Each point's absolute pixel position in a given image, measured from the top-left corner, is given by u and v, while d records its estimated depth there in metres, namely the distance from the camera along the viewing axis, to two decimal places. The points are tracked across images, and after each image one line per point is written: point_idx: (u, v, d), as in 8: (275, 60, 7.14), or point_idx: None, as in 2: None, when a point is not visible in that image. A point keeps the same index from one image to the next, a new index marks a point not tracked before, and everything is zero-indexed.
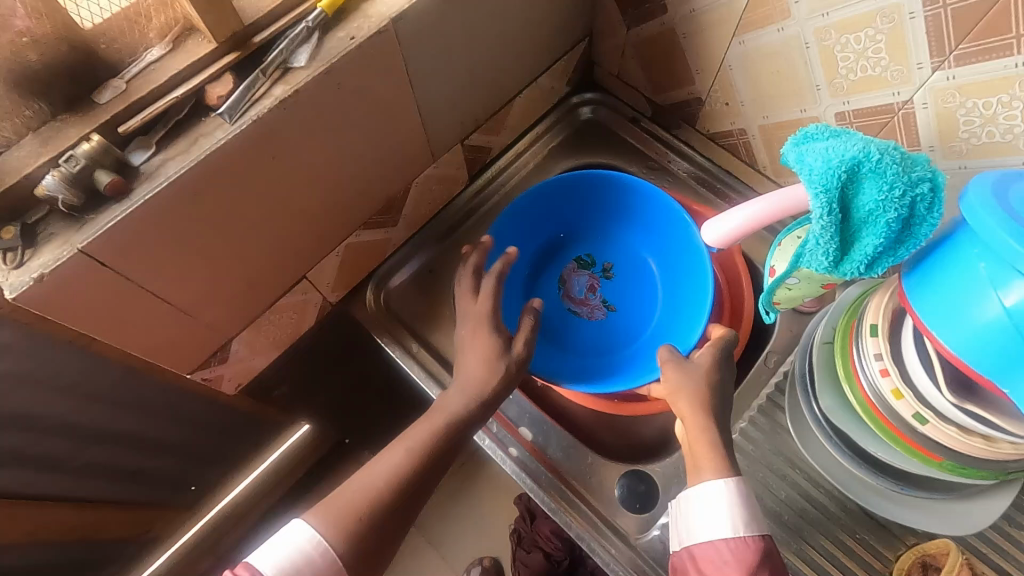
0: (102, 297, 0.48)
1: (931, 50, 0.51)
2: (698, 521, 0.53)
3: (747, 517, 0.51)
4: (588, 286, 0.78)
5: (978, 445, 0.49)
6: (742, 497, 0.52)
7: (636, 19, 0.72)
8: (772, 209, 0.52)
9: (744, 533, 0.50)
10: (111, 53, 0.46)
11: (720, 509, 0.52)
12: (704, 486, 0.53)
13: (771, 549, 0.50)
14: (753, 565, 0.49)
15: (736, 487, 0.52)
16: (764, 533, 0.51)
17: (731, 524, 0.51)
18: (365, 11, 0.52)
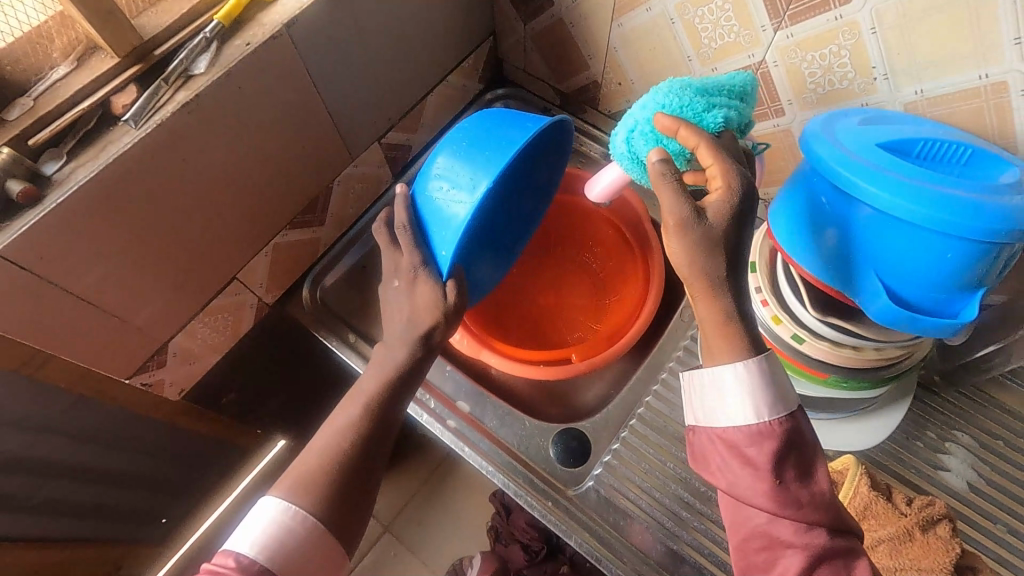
0: (26, 301, 0.51)
1: (768, 13, 0.57)
2: (718, 408, 0.49)
3: (773, 398, 0.47)
4: None
5: (848, 355, 0.55)
6: (766, 379, 0.47)
7: (529, 14, 0.79)
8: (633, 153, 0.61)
9: (767, 417, 0.47)
10: (16, 74, 0.49)
11: (739, 396, 0.47)
12: (730, 373, 0.47)
13: (798, 428, 0.47)
14: (780, 453, 0.45)
15: (759, 372, 0.47)
16: (791, 410, 0.47)
17: (755, 408, 0.47)
18: (260, 21, 0.57)
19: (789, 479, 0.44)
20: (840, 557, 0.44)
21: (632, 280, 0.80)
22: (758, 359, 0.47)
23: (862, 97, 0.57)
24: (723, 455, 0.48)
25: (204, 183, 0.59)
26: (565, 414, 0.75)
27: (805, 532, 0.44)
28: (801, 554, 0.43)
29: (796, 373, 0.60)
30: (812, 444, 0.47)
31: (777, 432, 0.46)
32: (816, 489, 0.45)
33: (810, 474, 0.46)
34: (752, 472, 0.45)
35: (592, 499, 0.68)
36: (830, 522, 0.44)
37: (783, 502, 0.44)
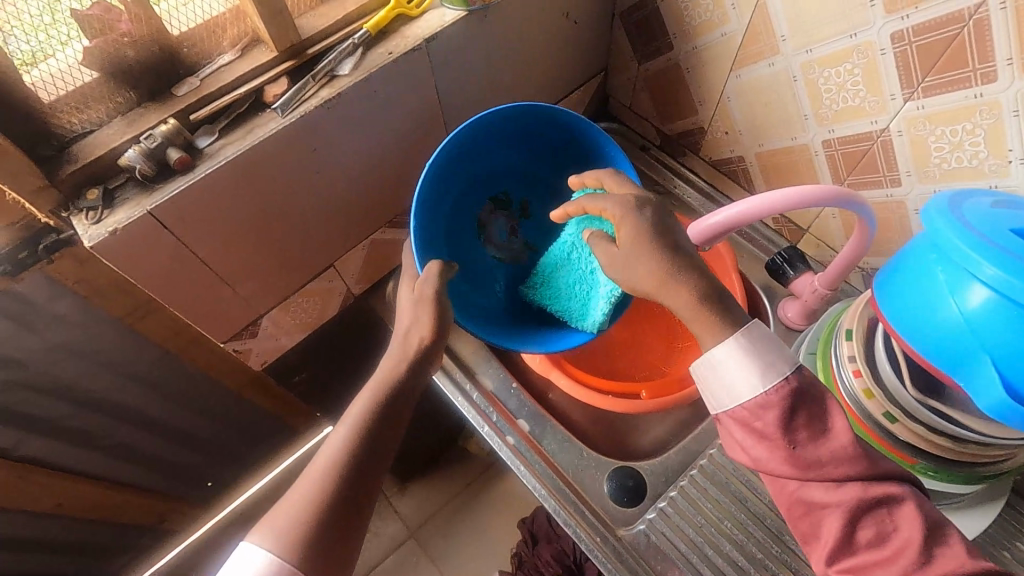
0: (159, 257, 0.56)
1: (901, 82, 0.56)
2: (723, 386, 0.49)
3: (762, 366, 0.48)
4: (507, 229, 0.74)
5: (944, 444, 0.52)
6: (751, 348, 0.49)
7: (645, 55, 0.81)
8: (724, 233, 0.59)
9: (769, 383, 0.47)
10: (190, 55, 0.55)
11: (737, 370, 0.48)
12: (719, 351, 0.49)
13: (802, 388, 0.47)
14: (789, 414, 0.46)
15: (744, 343, 0.49)
16: (785, 375, 0.47)
17: (751, 382, 0.48)
18: (403, 33, 0.61)
19: (803, 442, 0.45)
20: (877, 506, 0.43)
21: None
22: (737, 334, 0.49)
23: (992, 178, 0.55)
24: (744, 435, 0.48)
25: (328, 175, 0.63)
26: (622, 452, 0.74)
27: (834, 490, 0.44)
28: (840, 513, 0.43)
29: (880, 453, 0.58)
30: (819, 399, 0.47)
31: (779, 397, 0.46)
32: (833, 443, 0.45)
33: (823, 430, 0.46)
34: (768, 444, 0.46)
35: (641, 543, 0.66)
36: (860, 472, 0.44)
37: (806, 467, 0.45)
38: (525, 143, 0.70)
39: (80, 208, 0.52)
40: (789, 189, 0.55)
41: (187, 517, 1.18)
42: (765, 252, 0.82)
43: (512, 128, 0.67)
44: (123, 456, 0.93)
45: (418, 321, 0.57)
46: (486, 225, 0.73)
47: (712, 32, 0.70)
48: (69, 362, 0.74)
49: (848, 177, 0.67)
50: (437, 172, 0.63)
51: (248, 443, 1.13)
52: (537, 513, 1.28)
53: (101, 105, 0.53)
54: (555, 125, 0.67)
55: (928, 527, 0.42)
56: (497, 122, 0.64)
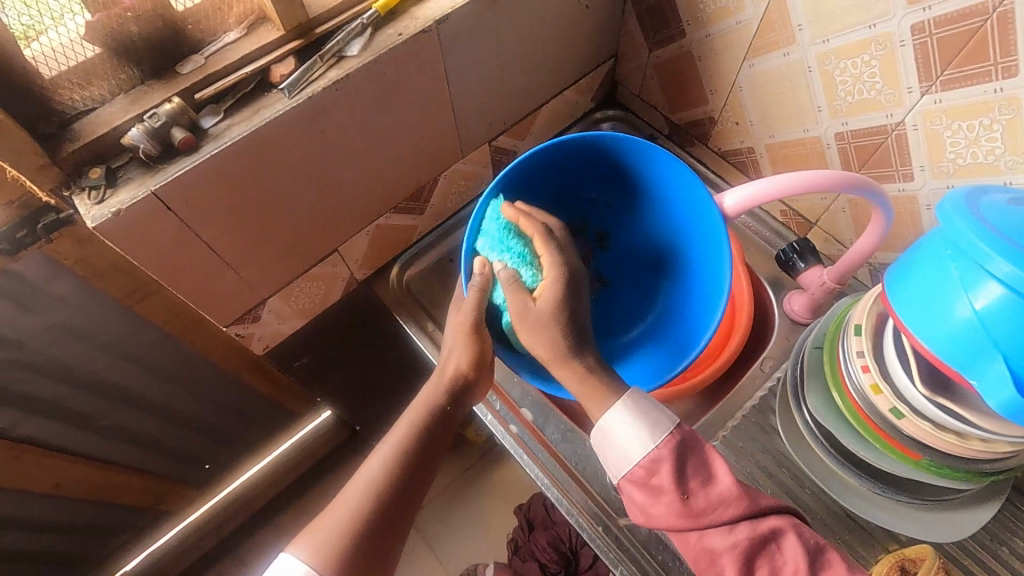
0: (163, 238, 0.55)
1: (919, 75, 0.56)
2: (620, 445, 0.52)
3: (649, 424, 0.51)
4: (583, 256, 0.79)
5: (950, 441, 0.52)
6: (639, 406, 0.52)
7: (656, 42, 0.79)
8: (758, 193, 0.55)
9: (659, 441, 0.50)
10: (195, 32, 0.54)
11: (630, 432, 0.51)
12: (610, 416, 0.52)
13: (684, 443, 0.51)
14: (680, 467, 0.49)
15: (632, 404, 0.52)
16: (672, 432, 0.51)
17: (639, 443, 0.51)
18: (412, 14, 0.59)
19: (694, 493, 0.49)
20: (768, 542, 0.48)
21: (717, 320, 0.79)
22: (623, 398, 0.53)
23: (1007, 175, 0.55)
24: (641, 495, 0.50)
25: (334, 159, 0.62)
26: None
27: (729, 534, 0.47)
28: (734, 556, 0.47)
29: (885, 448, 0.58)
30: (701, 450, 0.52)
31: (667, 453, 0.50)
32: (719, 491, 0.49)
33: (708, 478, 0.50)
34: (664, 500, 0.49)
35: (643, 533, 0.66)
36: (745, 512, 0.48)
37: (696, 517, 0.48)
38: (614, 173, 0.71)
39: (82, 187, 0.51)
40: (814, 174, 0.55)
41: (184, 500, 1.18)
42: (772, 244, 0.81)
43: (604, 159, 0.69)
44: (120, 437, 0.93)
45: (460, 346, 0.61)
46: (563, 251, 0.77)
47: (727, 20, 0.68)
48: (67, 343, 0.73)
49: (861, 170, 0.66)
50: (508, 193, 0.67)
51: (246, 426, 1.12)
52: (533, 500, 1.29)
53: (103, 82, 0.51)
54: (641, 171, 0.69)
55: (811, 553, 0.47)
56: (588, 150, 0.67)
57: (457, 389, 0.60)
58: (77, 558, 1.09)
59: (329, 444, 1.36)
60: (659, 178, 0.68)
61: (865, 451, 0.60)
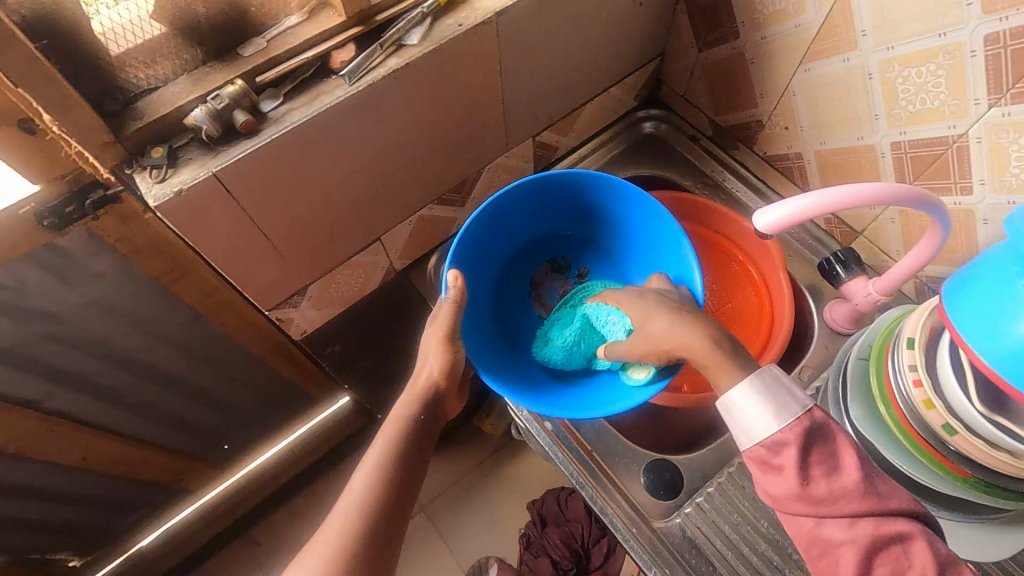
0: (218, 219, 0.55)
1: (988, 87, 0.55)
2: (744, 423, 0.50)
3: (777, 406, 0.48)
4: (561, 293, 0.81)
5: (1005, 462, 0.51)
6: (768, 386, 0.50)
7: (707, 43, 0.79)
8: (806, 209, 0.53)
9: (787, 424, 0.48)
10: (258, 15, 0.54)
11: (755, 413, 0.49)
12: (733, 393, 0.51)
13: (816, 426, 0.48)
14: (804, 451, 0.47)
15: (759, 382, 0.50)
16: (800, 414, 0.48)
17: (768, 422, 0.48)
18: (472, 5, 0.59)
19: (816, 479, 0.46)
20: (892, 544, 0.43)
21: (756, 324, 0.78)
22: (749, 377, 0.51)
23: None
24: (760, 473, 0.48)
25: (385, 148, 0.62)
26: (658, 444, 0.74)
27: (850, 526, 0.44)
28: (854, 549, 0.44)
29: (931, 464, 0.57)
30: (830, 436, 0.48)
31: (792, 434, 0.47)
32: (844, 480, 0.45)
33: (833, 467, 0.46)
34: (784, 479, 0.46)
35: (677, 537, 0.66)
36: (873, 508, 0.44)
37: (817, 503, 0.45)
38: (585, 211, 0.76)
39: (144, 165, 0.51)
40: (846, 190, 0.54)
41: (203, 478, 1.19)
42: (814, 252, 0.81)
43: (572, 200, 0.74)
44: (149, 413, 0.94)
45: (434, 355, 0.63)
46: (539, 285, 0.81)
47: (785, 23, 0.67)
48: (107, 319, 0.73)
49: (915, 181, 0.65)
50: (486, 225, 0.70)
51: (269, 408, 1.13)
52: (545, 496, 1.27)
53: (168, 62, 0.52)
54: (604, 207, 0.74)
55: (942, 563, 0.42)
56: (556, 188, 0.71)
57: (430, 397, 0.63)
58: (97, 530, 1.11)
59: (347, 430, 1.37)
60: (626, 214, 0.73)
61: (910, 466, 0.59)
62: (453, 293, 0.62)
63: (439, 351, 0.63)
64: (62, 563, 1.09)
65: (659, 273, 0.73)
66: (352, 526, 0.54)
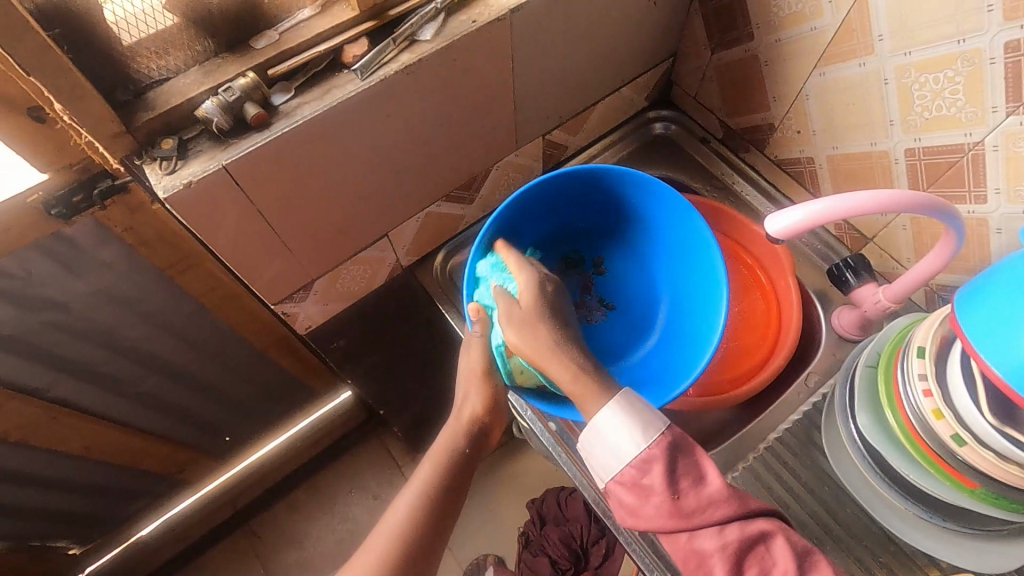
0: (227, 212, 0.55)
1: (1007, 94, 0.54)
2: (610, 448, 0.52)
3: (641, 426, 0.52)
4: (582, 287, 0.79)
5: (1014, 474, 0.50)
6: (629, 406, 0.53)
7: (721, 44, 0.78)
8: (826, 210, 0.53)
9: (650, 445, 0.51)
10: (271, 8, 0.54)
11: (620, 437, 0.52)
12: (600, 417, 0.53)
13: (674, 443, 0.52)
14: (671, 470, 0.50)
15: (622, 407, 0.53)
16: (661, 431, 0.52)
17: (629, 445, 0.51)
18: (486, 1, 0.58)
19: (685, 493, 0.50)
20: (756, 544, 0.49)
21: (763, 328, 0.78)
22: (613, 400, 0.53)
23: None
24: (631, 496, 0.51)
25: (394, 143, 0.62)
26: None
27: (718, 534, 0.49)
28: (723, 557, 0.49)
29: (938, 474, 0.57)
30: (689, 449, 0.52)
31: (660, 451, 0.51)
32: (709, 491, 0.50)
33: (699, 478, 0.51)
34: (654, 499, 0.50)
35: None
36: (737, 511, 0.50)
37: (687, 517, 0.49)
38: (607, 207, 0.74)
39: (153, 156, 0.51)
40: (863, 195, 0.54)
41: (204, 469, 1.20)
42: (823, 257, 0.80)
43: (589, 195, 0.71)
44: (151, 404, 0.94)
45: (476, 390, 0.66)
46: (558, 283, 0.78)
47: (801, 26, 0.67)
48: (112, 309, 0.73)
49: (929, 188, 0.65)
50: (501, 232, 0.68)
51: (271, 402, 1.13)
52: (545, 495, 1.27)
53: (180, 52, 0.51)
54: (630, 203, 0.71)
55: (798, 555, 0.49)
56: (581, 183, 0.69)
57: (475, 430, 0.65)
58: (98, 519, 1.11)
59: (348, 424, 1.37)
60: (650, 208, 0.71)
61: (917, 475, 0.59)
62: (480, 325, 0.62)
63: (477, 385, 0.66)
64: (62, 551, 1.09)
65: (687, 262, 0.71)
66: (393, 551, 0.57)
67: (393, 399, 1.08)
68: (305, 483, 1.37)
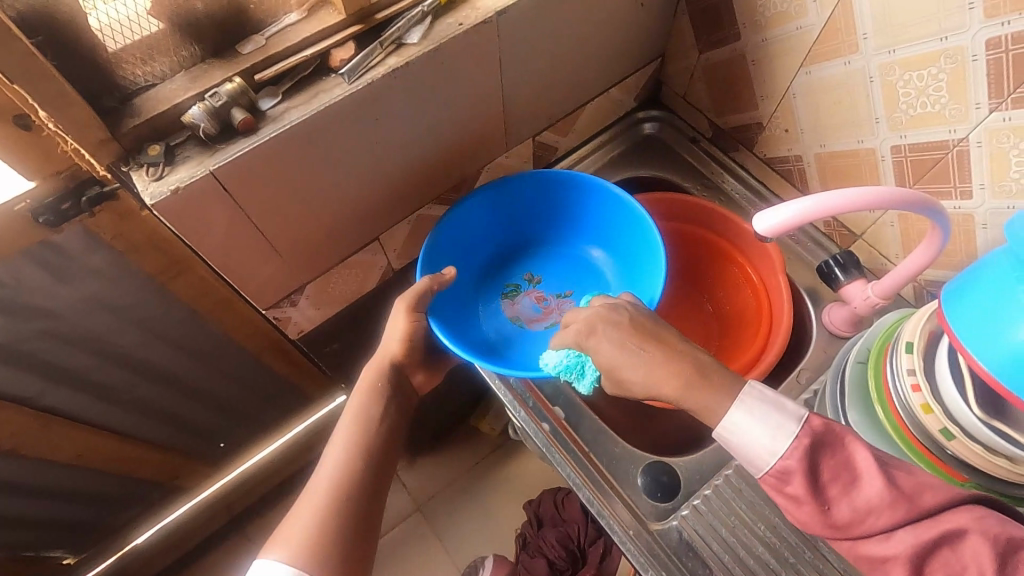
0: (216, 218, 0.55)
1: (990, 91, 0.54)
2: (744, 452, 0.49)
3: (773, 424, 0.48)
4: (538, 301, 0.82)
5: (1003, 466, 0.51)
6: (756, 406, 0.49)
7: (708, 44, 0.78)
8: (819, 206, 0.53)
9: (792, 444, 0.46)
10: (257, 12, 0.53)
11: (752, 435, 0.48)
12: (726, 421, 0.50)
13: (818, 443, 0.46)
14: (817, 471, 0.46)
15: (746, 405, 0.50)
16: (798, 434, 0.47)
17: (764, 444, 0.47)
18: (473, 4, 0.58)
19: (835, 499, 0.45)
20: (938, 546, 0.42)
21: (754, 327, 0.78)
22: (739, 399, 0.50)
23: None
24: (785, 504, 0.47)
25: (382, 146, 0.62)
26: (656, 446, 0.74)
27: (886, 541, 0.43)
28: (901, 565, 0.42)
29: (930, 469, 0.57)
30: (840, 446, 0.47)
31: (797, 462, 0.46)
32: (866, 494, 0.44)
33: (851, 480, 0.45)
34: (805, 509, 0.45)
35: (674, 540, 0.66)
36: (903, 514, 0.43)
37: (843, 525, 0.45)
38: (539, 214, 0.81)
39: (140, 163, 0.51)
40: (850, 194, 0.54)
41: (198, 475, 1.19)
42: (813, 255, 0.80)
43: (526, 200, 0.79)
44: (143, 411, 0.93)
45: None
46: (514, 309, 0.81)
47: (787, 25, 0.67)
48: (102, 316, 0.73)
49: (916, 185, 0.65)
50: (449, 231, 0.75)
51: (264, 407, 1.13)
52: (543, 495, 1.27)
53: (166, 58, 0.51)
54: (560, 202, 0.80)
55: (999, 553, 0.40)
56: (512, 190, 0.77)
57: None
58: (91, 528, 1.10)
59: None
60: (581, 202, 0.79)
61: None
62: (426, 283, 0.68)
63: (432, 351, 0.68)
64: (54, 560, 1.09)
65: (628, 248, 0.77)
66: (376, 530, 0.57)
67: (388, 402, 1.08)
68: (300, 488, 1.36)
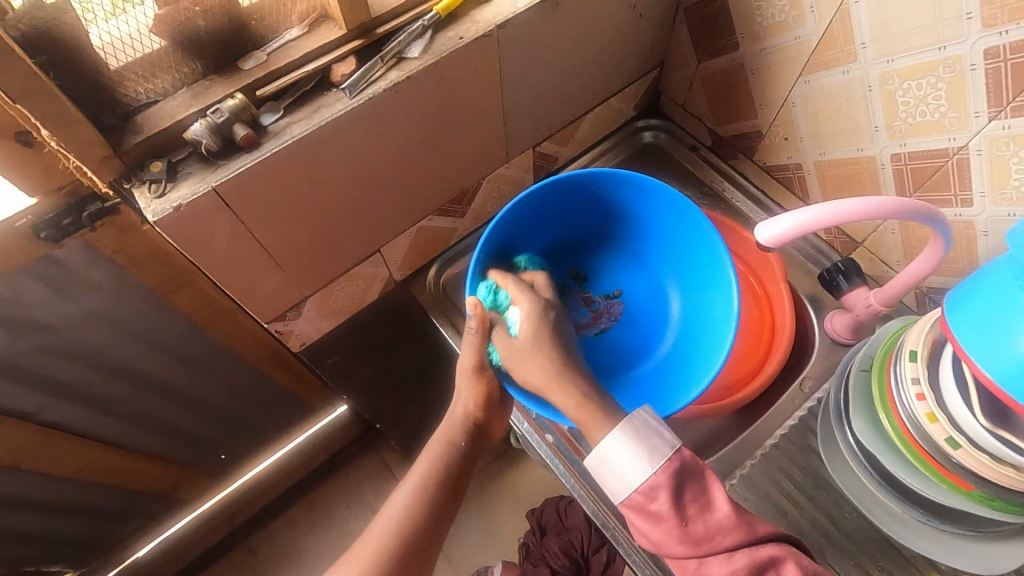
0: (218, 234, 0.55)
1: (989, 100, 0.55)
2: (618, 475, 0.53)
3: (648, 450, 0.52)
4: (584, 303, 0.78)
5: (1009, 475, 0.50)
6: (637, 432, 0.53)
7: (706, 53, 0.79)
8: (823, 214, 0.53)
9: (658, 470, 0.51)
10: (258, 28, 0.54)
11: (628, 461, 0.52)
12: (607, 442, 0.53)
13: (682, 470, 0.52)
14: (680, 497, 0.51)
15: (628, 430, 0.53)
16: (668, 458, 0.52)
17: (639, 469, 0.52)
18: (473, 17, 0.59)
19: (692, 519, 0.50)
20: (766, 570, 0.49)
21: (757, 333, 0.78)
22: (620, 425, 0.54)
23: None
24: (641, 521, 0.52)
25: (382, 160, 0.62)
26: None
27: (727, 561, 0.50)
28: None
29: (935, 477, 0.57)
30: (700, 477, 0.53)
31: (666, 479, 0.51)
32: (717, 516, 0.51)
33: (706, 505, 0.51)
34: (664, 525, 0.50)
35: None
36: (744, 538, 0.50)
37: (699, 543, 0.50)
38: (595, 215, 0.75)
39: (142, 179, 0.51)
40: (852, 202, 0.54)
41: (199, 488, 1.18)
42: (815, 263, 0.81)
43: (584, 199, 0.72)
44: (144, 425, 0.93)
45: None
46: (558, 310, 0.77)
47: (784, 35, 0.68)
48: (103, 330, 0.72)
49: (916, 193, 0.65)
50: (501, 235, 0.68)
51: (265, 418, 1.13)
52: (545, 504, 1.27)
53: (168, 75, 0.51)
54: (619, 204, 0.73)
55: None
56: (567, 193, 0.70)
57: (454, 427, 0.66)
58: (91, 542, 1.09)
59: (345, 437, 1.36)
60: (640, 203, 0.72)
61: (914, 478, 0.59)
62: (475, 323, 0.61)
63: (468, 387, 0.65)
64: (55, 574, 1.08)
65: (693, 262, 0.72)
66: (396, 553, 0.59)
67: (389, 412, 1.08)
68: (301, 500, 1.36)
